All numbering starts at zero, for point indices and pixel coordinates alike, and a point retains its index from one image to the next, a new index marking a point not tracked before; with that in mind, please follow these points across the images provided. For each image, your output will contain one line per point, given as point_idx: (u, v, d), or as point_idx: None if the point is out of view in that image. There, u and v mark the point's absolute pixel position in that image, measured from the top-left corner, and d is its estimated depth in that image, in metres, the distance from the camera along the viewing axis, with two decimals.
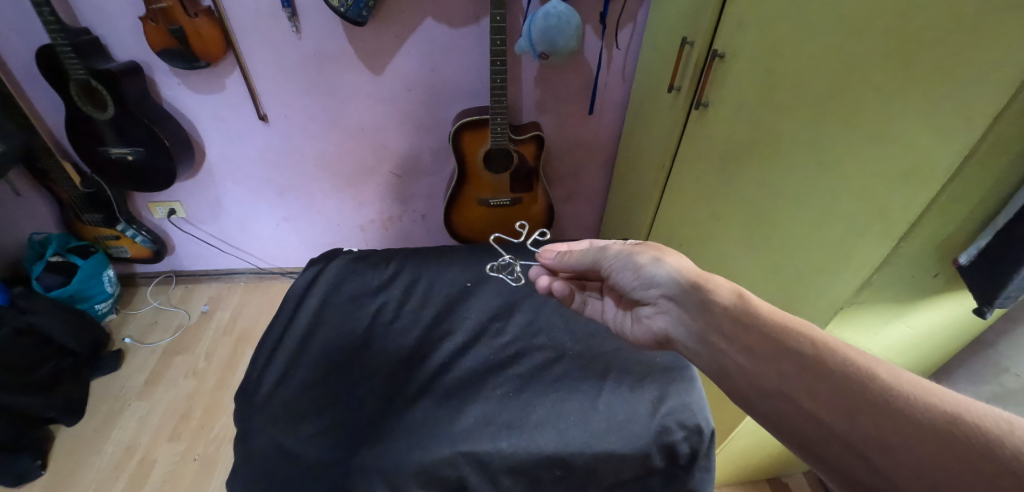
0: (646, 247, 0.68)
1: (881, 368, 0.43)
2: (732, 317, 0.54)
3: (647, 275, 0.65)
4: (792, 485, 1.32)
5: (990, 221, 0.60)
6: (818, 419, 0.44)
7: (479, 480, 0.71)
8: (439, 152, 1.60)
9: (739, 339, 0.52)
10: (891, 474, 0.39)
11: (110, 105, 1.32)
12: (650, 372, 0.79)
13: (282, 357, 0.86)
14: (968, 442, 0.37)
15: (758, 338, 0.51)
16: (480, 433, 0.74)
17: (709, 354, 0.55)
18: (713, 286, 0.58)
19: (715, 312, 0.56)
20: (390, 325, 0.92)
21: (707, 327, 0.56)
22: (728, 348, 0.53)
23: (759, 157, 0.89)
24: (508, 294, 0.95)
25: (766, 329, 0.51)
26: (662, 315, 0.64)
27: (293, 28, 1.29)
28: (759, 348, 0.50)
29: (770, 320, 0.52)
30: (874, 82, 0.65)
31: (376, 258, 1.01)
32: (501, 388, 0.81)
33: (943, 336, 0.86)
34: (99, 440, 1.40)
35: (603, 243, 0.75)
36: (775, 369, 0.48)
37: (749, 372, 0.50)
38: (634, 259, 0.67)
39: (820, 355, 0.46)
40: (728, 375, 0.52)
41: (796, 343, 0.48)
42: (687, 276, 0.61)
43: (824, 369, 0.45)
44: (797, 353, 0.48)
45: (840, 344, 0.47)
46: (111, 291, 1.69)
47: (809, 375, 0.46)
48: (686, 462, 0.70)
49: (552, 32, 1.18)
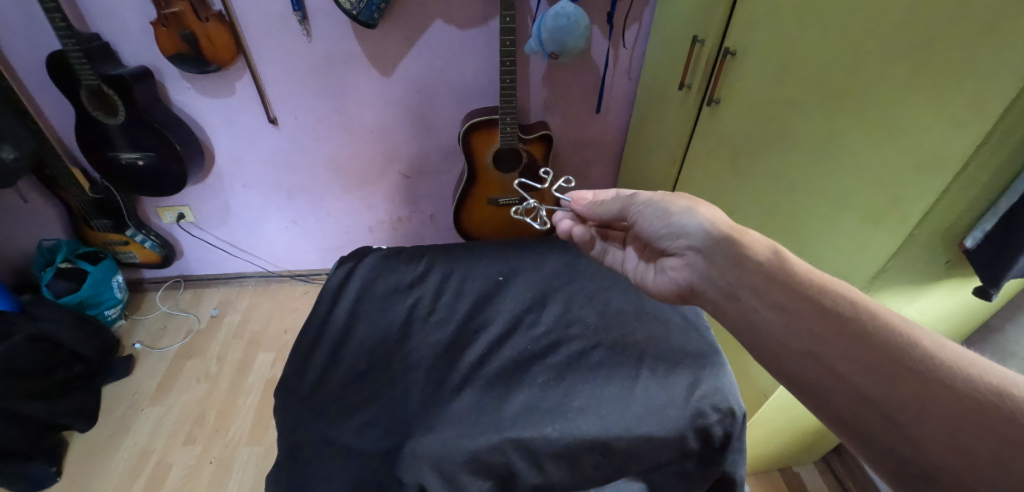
0: (679, 196, 0.68)
1: (923, 337, 0.44)
2: (765, 272, 0.55)
3: (677, 224, 0.65)
4: (804, 475, 1.34)
5: (995, 203, 0.62)
6: (851, 382, 0.45)
7: (525, 464, 0.71)
8: (447, 152, 1.61)
9: (771, 296, 0.53)
10: (920, 438, 0.40)
11: (121, 110, 1.32)
12: (682, 359, 0.79)
13: (324, 349, 0.85)
14: (1007, 413, 0.38)
15: (793, 297, 0.51)
16: (527, 419, 0.73)
17: (737, 305, 0.56)
18: (749, 240, 0.59)
19: (747, 266, 0.56)
20: (426, 319, 0.92)
21: (738, 280, 0.56)
22: (759, 302, 0.54)
23: (771, 151, 0.91)
24: (538, 289, 0.96)
25: (805, 289, 0.52)
26: (688, 266, 0.64)
27: (303, 31, 1.31)
28: (792, 305, 0.51)
29: (807, 278, 0.53)
30: (885, 79, 0.67)
31: (407, 255, 1.03)
32: (541, 376, 0.80)
33: (954, 322, 0.88)
34: (114, 445, 1.40)
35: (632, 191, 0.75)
36: (809, 330, 0.49)
37: (778, 331, 0.51)
38: (666, 206, 0.67)
39: (859, 318, 0.47)
40: (755, 327, 0.54)
41: (834, 306, 0.49)
42: (722, 229, 0.61)
43: (860, 332, 0.46)
44: (835, 316, 0.48)
45: (880, 309, 0.47)
46: (120, 297, 1.69)
47: (846, 339, 0.46)
48: (720, 444, 0.71)
49: (562, 32, 1.20)
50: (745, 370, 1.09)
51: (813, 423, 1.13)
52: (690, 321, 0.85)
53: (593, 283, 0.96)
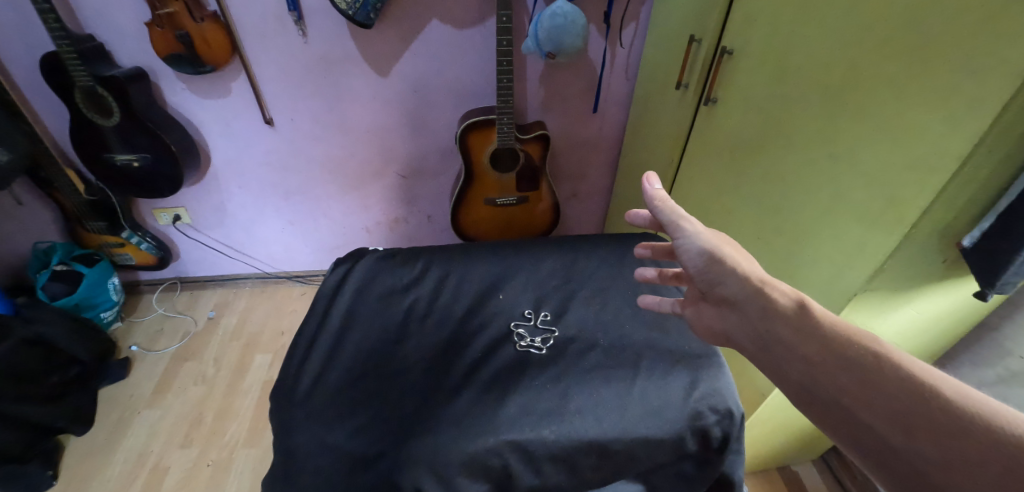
0: (721, 244, 0.62)
1: (949, 389, 0.42)
2: (791, 325, 0.52)
3: (714, 274, 0.61)
4: (802, 473, 1.35)
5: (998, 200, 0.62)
6: (876, 435, 0.43)
7: (520, 467, 0.63)
8: (444, 152, 1.61)
9: (796, 349, 0.51)
10: None
11: (116, 112, 1.31)
12: (680, 357, 0.74)
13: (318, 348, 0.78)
14: None
15: (816, 348, 0.49)
16: (522, 421, 0.65)
17: (766, 357, 0.54)
18: (772, 291, 0.56)
19: (774, 319, 0.54)
20: (422, 321, 0.83)
21: (767, 333, 0.54)
22: (787, 356, 0.52)
23: (772, 149, 0.90)
24: (537, 289, 0.89)
25: (827, 338, 0.49)
26: (723, 316, 0.61)
27: (299, 31, 1.30)
28: (815, 357, 0.49)
29: (831, 328, 0.50)
30: (885, 76, 0.67)
31: (403, 256, 0.95)
32: (538, 379, 0.72)
33: (950, 321, 0.89)
34: (110, 448, 1.39)
35: (684, 212, 0.65)
36: (829, 378, 0.47)
37: (802, 378, 0.50)
38: (704, 251, 0.62)
39: (880, 367, 0.45)
40: (782, 379, 0.52)
41: (855, 353, 0.47)
42: (746, 278, 0.58)
43: (881, 382, 0.44)
44: (856, 364, 0.46)
45: (903, 357, 0.45)
46: (116, 299, 1.68)
47: (866, 388, 0.44)
48: (718, 446, 0.66)
49: (558, 32, 1.19)
50: (743, 369, 1.09)
51: (810, 422, 1.13)
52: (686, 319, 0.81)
53: (592, 281, 0.90)
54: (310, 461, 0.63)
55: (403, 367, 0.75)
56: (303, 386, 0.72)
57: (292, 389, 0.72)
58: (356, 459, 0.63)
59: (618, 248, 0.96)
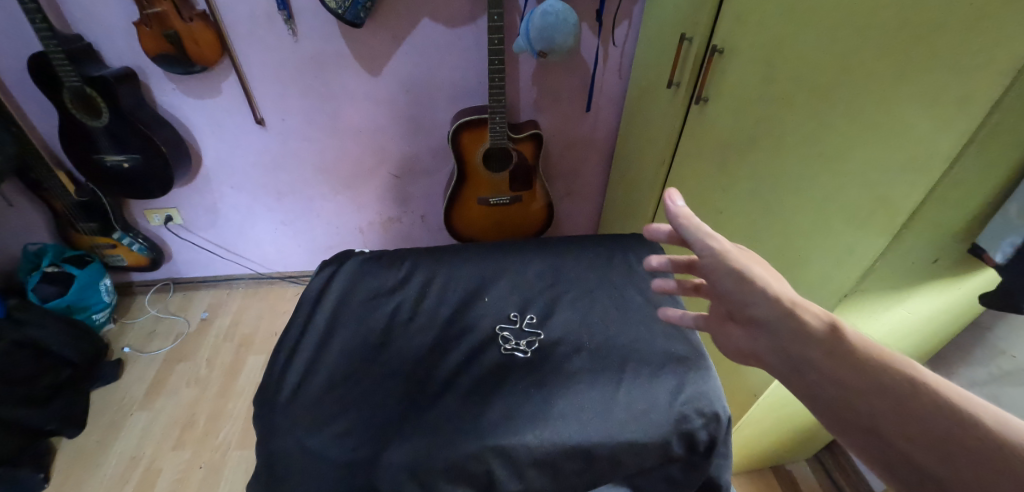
0: (751, 260, 0.57)
1: (1005, 425, 0.37)
2: (823, 347, 0.48)
3: (743, 292, 0.56)
4: (796, 472, 1.34)
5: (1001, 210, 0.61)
6: (924, 474, 0.38)
7: (505, 473, 0.62)
8: (437, 152, 1.60)
9: (828, 372, 0.46)
10: None
11: (105, 112, 1.30)
12: (668, 361, 0.73)
13: (303, 353, 0.76)
14: None
15: (850, 373, 0.45)
16: (506, 426, 0.65)
17: (796, 380, 0.49)
18: (804, 313, 0.51)
19: (805, 340, 0.49)
20: (407, 325, 0.82)
21: (796, 356, 0.49)
22: (819, 381, 0.47)
23: (761, 149, 0.90)
24: (524, 292, 0.88)
25: (866, 367, 0.45)
26: (749, 338, 0.56)
27: (289, 30, 1.29)
28: (851, 382, 0.45)
29: (869, 352, 0.45)
30: (874, 76, 0.66)
31: (388, 259, 0.94)
32: (522, 383, 0.71)
33: (940, 321, 0.89)
34: (102, 450, 1.39)
35: (712, 230, 0.58)
36: (864, 406, 0.43)
37: (838, 409, 0.45)
38: (733, 266, 0.56)
39: (923, 397, 0.41)
40: (815, 403, 0.47)
41: (893, 381, 0.43)
42: (776, 299, 0.53)
43: (926, 415, 0.40)
44: (893, 392, 0.42)
45: (948, 387, 0.41)
46: (109, 301, 1.67)
47: (909, 420, 0.40)
48: (704, 449, 0.66)
49: (550, 30, 1.18)
50: (736, 369, 1.08)
51: (803, 421, 1.12)
52: (674, 323, 0.80)
53: (581, 284, 0.89)
54: (296, 465, 0.62)
55: (391, 369, 0.74)
56: (290, 390, 0.71)
57: (278, 393, 0.71)
58: (342, 463, 0.62)
59: (607, 249, 0.96)
